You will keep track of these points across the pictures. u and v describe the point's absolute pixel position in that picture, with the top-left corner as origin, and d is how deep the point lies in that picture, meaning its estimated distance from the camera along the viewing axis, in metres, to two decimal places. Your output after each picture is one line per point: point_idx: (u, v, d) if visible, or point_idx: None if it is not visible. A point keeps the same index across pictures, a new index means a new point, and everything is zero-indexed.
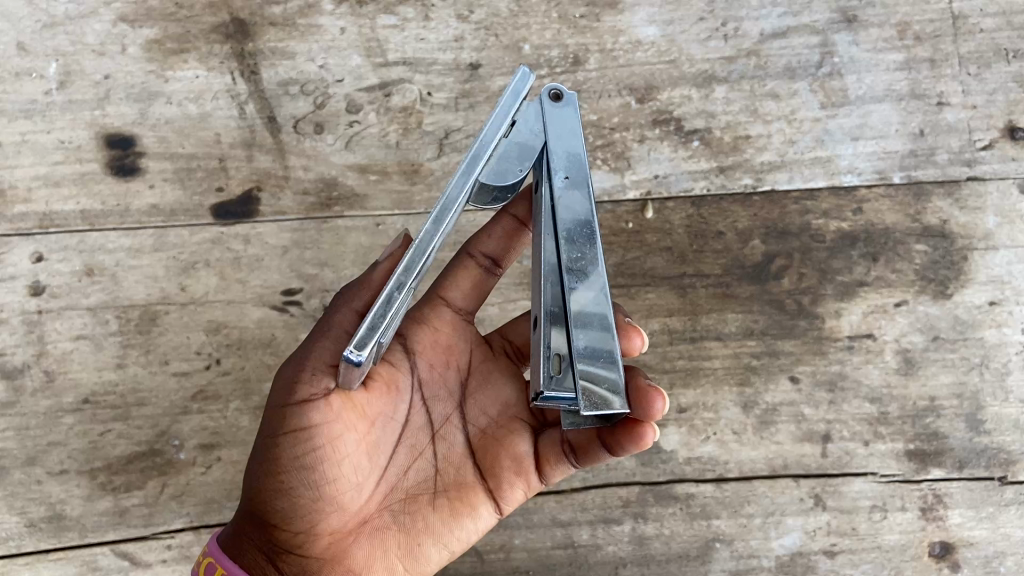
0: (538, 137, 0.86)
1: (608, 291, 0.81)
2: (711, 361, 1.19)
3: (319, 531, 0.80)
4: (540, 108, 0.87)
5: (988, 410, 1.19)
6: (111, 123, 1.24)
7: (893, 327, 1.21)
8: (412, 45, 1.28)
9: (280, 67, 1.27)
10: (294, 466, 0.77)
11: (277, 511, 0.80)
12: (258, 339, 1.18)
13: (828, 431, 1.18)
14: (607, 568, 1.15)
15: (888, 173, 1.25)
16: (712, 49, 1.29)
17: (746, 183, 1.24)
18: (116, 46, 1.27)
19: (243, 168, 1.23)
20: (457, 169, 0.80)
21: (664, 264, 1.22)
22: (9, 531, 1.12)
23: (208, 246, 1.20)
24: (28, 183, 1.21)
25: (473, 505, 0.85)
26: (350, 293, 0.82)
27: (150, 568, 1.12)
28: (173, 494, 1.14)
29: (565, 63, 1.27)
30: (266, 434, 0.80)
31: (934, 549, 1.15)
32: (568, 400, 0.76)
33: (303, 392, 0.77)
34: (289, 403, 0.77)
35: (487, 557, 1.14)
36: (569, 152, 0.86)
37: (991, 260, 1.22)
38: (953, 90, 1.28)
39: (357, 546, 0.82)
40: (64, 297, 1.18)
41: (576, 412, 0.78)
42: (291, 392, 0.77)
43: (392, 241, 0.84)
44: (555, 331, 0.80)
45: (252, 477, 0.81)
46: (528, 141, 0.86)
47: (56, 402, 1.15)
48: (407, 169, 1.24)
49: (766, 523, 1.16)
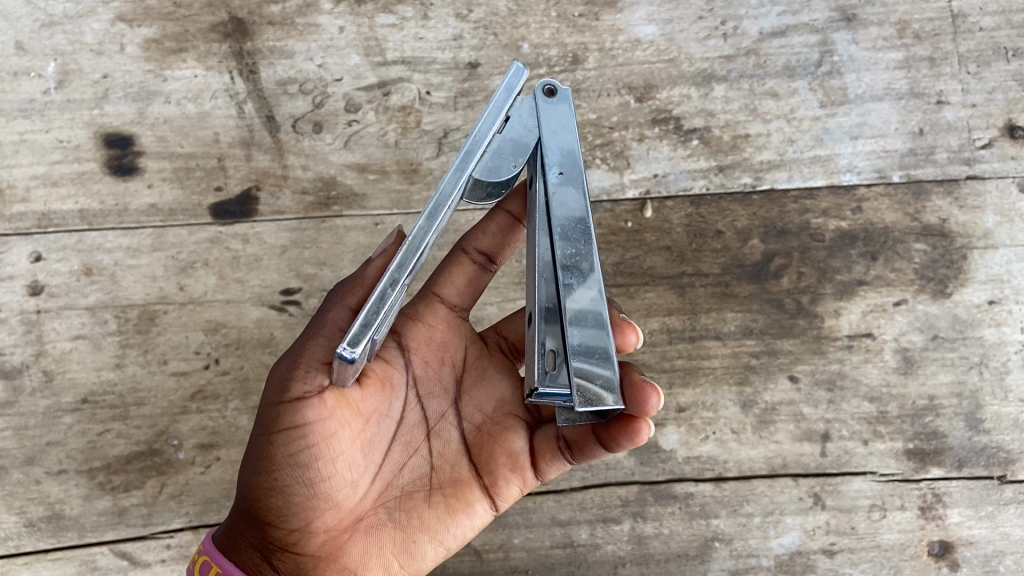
0: (532, 133, 0.86)
1: (602, 286, 0.80)
2: (710, 360, 1.19)
3: (314, 529, 0.80)
4: (534, 103, 0.87)
5: (987, 409, 1.19)
6: (109, 122, 1.24)
7: (893, 326, 1.21)
8: (411, 44, 1.28)
9: (279, 66, 1.27)
10: (289, 464, 0.77)
11: (272, 510, 0.80)
12: (257, 338, 1.18)
13: (828, 430, 1.18)
14: (607, 567, 1.15)
15: (888, 172, 1.25)
16: (712, 47, 1.29)
17: (746, 182, 1.24)
18: (115, 45, 1.26)
19: (242, 168, 1.23)
20: (450, 166, 0.80)
21: (663, 263, 1.22)
22: (8, 531, 1.12)
23: (207, 245, 1.20)
24: (26, 183, 1.21)
25: (469, 502, 0.85)
26: (344, 290, 0.81)
27: (149, 568, 1.12)
28: (173, 493, 1.14)
29: (564, 62, 1.27)
30: (261, 432, 0.80)
31: (933, 548, 1.15)
32: (563, 396, 0.76)
33: (297, 390, 0.77)
34: (283, 401, 0.77)
35: (486, 556, 1.14)
36: (564, 147, 0.86)
37: (991, 258, 1.22)
38: (953, 89, 1.28)
39: (352, 544, 0.82)
40: (63, 296, 1.18)
41: (571, 408, 0.78)
42: (285, 390, 0.77)
43: (387, 239, 0.84)
44: (549, 328, 0.80)
45: (246, 474, 0.81)
46: (523, 136, 0.85)
47: (55, 402, 1.15)
48: (406, 168, 1.24)
49: (765, 522, 1.16)
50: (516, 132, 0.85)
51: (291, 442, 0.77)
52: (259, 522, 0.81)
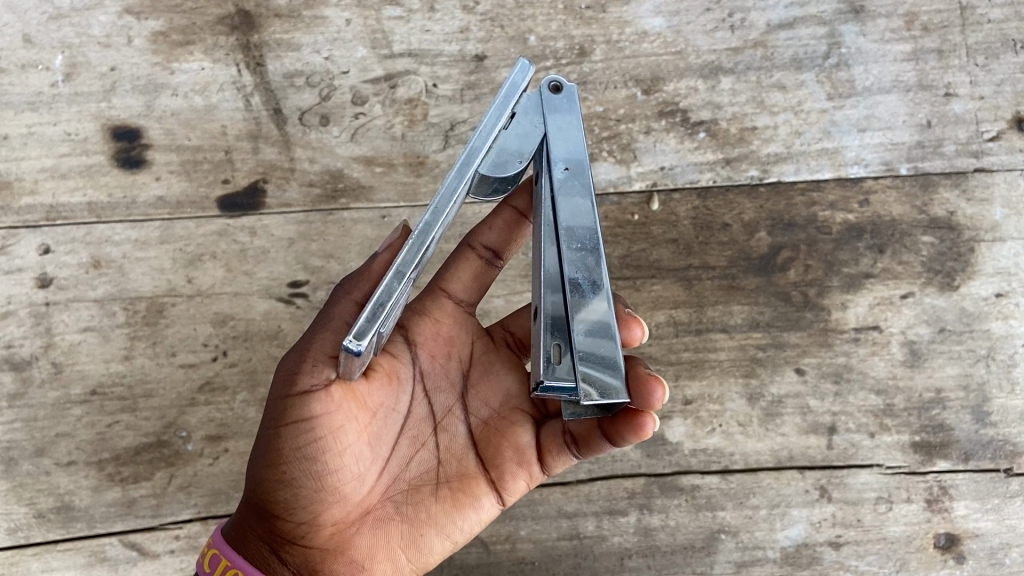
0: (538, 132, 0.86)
1: (608, 287, 0.81)
2: (717, 353, 1.19)
3: (322, 522, 0.81)
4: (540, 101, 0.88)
5: (994, 401, 1.19)
6: (116, 115, 1.24)
7: (900, 319, 1.21)
8: (417, 36, 1.28)
9: (286, 59, 1.27)
10: (296, 457, 0.78)
11: (280, 502, 0.80)
12: (264, 331, 1.19)
13: (834, 423, 1.18)
14: (613, 559, 1.15)
15: (895, 165, 1.25)
16: (718, 40, 1.28)
17: (752, 175, 1.24)
18: (122, 38, 1.27)
19: (249, 161, 1.23)
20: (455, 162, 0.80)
21: (670, 256, 1.22)
22: (18, 521, 1.13)
23: (214, 238, 1.21)
24: (34, 175, 1.21)
25: (475, 496, 0.85)
26: (350, 284, 0.82)
27: (159, 559, 1.13)
28: (181, 485, 1.15)
29: (570, 55, 1.27)
30: (269, 425, 0.80)
31: (939, 541, 1.16)
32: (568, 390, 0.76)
33: (304, 382, 0.77)
34: (291, 393, 0.77)
35: (493, 548, 1.15)
36: (571, 147, 0.86)
37: (999, 251, 1.22)
38: (961, 81, 1.27)
39: (360, 537, 0.83)
40: (72, 289, 1.18)
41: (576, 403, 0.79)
42: (292, 383, 0.78)
43: (393, 234, 0.84)
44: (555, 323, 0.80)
45: (255, 465, 0.82)
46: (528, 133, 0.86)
47: (63, 394, 1.15)
48: (412, 161, 1.24)
49: (772, 514, 1.16)
50: (522, 129, 0.86)
51: (298, 433, 0.77)
52: (266, 513, 0.82)
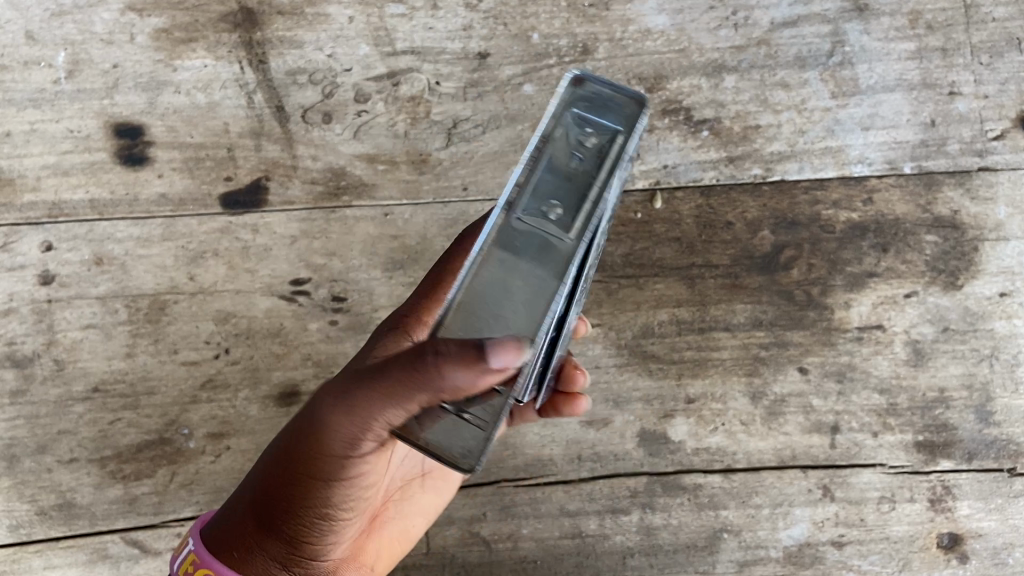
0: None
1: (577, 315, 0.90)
2: (720, 352, 1.19)
3: (347, 545, 0.87)
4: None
5: (997, 401, 1.18)
6: (119, 113, 1.24)
7: (903, 318, 1.20)
8: (420, 34, 1.27)
9: (288, 56, 1.26)
10: (344, 508, 0.79)
11: (313, 542, 0.81)
12: (267, 329, 1.18)
13: (837, 422, 1.18)
14: (615, 558, 1.15)
15: (899, 163, 1.24)
16: (722, 38, 1.27)
17: (756, 174, 1.24)
18: (125, 35, 1.26)
19: (251, 158, 1.23)
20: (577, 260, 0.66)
21: (673, 254, 1.21)
22: (21, 518, 1.14)
23: (216, 235, 1.21)
24: (37, 172, 1.21)
25: (449, 478, 1.04)
26: (454, 384, 0.57)
27: (160, 556, 1.13)
28: (183, 482, 1.15)
29: (573, 53, 1.27)
30: (311, 487, 0.75)
31: (942, 540, 1.16)
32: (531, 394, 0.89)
33: (365, 458, 0.73)
34: (353, 467, 0.73)
35: (494, 546, 1.15)
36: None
37: (1002, 250, 1.21)
38: (965, 80, 1.26)
39: (368, 539, 0.93)
40: (74, 286, 1.19)
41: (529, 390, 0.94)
42: (353, 459, 0.72)
43: (507, 353, 0.54)
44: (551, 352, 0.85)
45: (280, 501, 0.78)
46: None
47: (66, 391, 1.16)
48: (415, 158, 1.24)
49: (775, 513, 1.16)
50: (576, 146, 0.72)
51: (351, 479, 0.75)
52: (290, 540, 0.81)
